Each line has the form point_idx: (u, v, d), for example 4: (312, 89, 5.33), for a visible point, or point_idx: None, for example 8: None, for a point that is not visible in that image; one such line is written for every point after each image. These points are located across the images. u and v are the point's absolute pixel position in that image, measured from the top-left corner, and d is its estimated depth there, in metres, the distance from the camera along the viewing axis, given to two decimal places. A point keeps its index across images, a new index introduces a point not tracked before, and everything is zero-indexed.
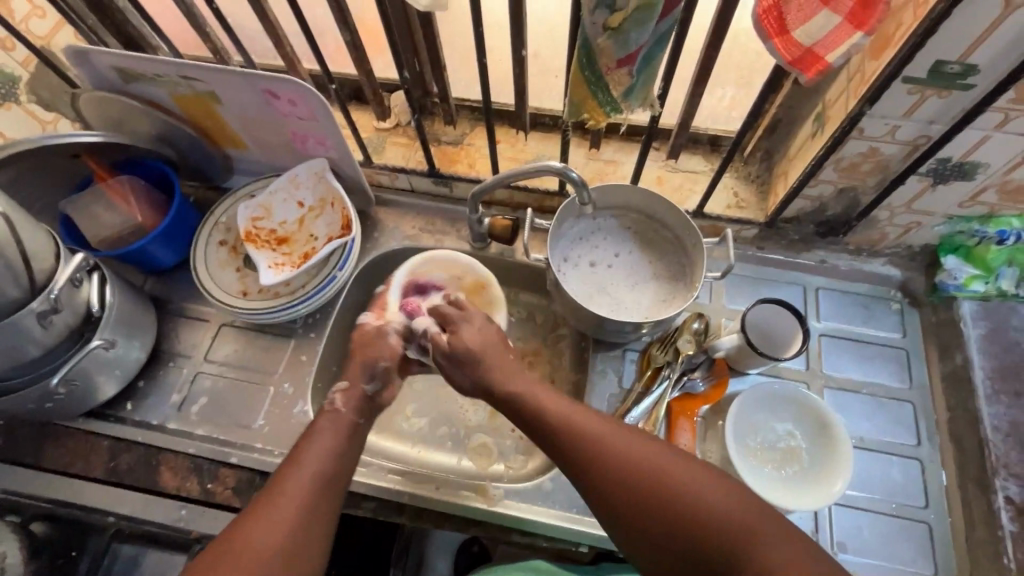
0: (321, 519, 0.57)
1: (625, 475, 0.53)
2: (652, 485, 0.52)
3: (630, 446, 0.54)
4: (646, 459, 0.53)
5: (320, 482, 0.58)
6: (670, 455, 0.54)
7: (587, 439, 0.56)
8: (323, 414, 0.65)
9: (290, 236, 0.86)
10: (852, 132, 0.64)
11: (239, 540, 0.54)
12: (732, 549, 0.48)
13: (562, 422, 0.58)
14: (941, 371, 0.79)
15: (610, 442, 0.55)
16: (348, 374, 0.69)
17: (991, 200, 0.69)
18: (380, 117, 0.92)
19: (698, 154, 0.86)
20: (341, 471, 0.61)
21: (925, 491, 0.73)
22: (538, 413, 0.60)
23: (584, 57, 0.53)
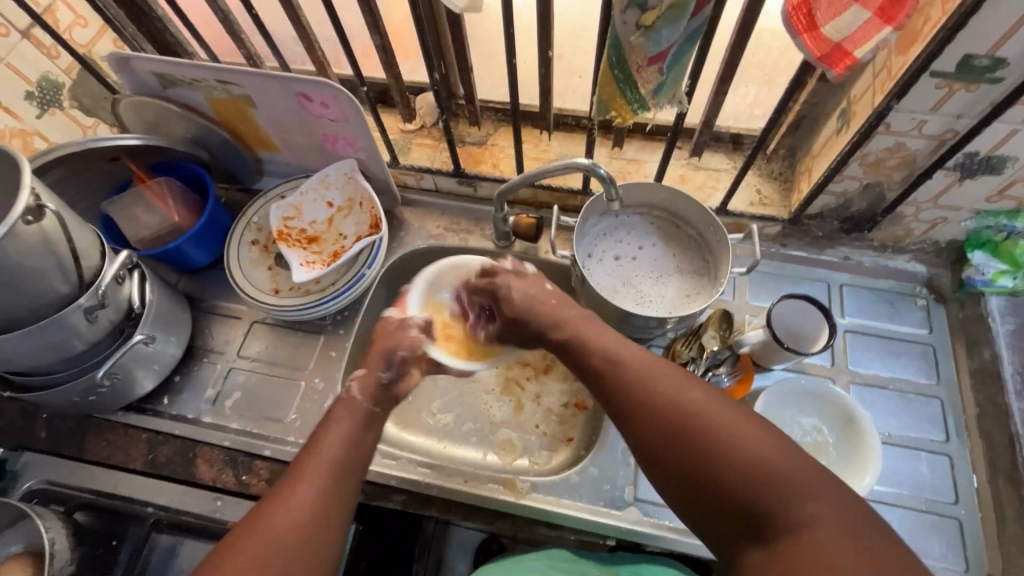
0: (336, 507, 0.57)
1: (663, 413, 0.53)
2: (692, 424, 0.51)
3: (670, 387, 0.54)
4: (690, 410, 0.52)
5: (336, 471, 0.58)
6: (711, 399, 0.53)
7: (629, 378, 0.57)
8: (337, 404, 0.64)
9: (319, 235, 0.88)
10: (879, 127, 0.65)
11: (257, 526, 0.53)
12: (769, 495, 0.47)
13: (609, 360, 0.59)
14: (968, 367, 0.79)
15: (652, 380, 0.55)
16: (367, 361, 0.69)
17: (1019, 194, 0.69)
18: (406, 119, 0.94)
19: (721, 152, 0.87)
20: (356, 461, 0.60)
21: (955, 486, 0.73)
22: (588, 350, 0.62)
23: (615, 56, 0.55)
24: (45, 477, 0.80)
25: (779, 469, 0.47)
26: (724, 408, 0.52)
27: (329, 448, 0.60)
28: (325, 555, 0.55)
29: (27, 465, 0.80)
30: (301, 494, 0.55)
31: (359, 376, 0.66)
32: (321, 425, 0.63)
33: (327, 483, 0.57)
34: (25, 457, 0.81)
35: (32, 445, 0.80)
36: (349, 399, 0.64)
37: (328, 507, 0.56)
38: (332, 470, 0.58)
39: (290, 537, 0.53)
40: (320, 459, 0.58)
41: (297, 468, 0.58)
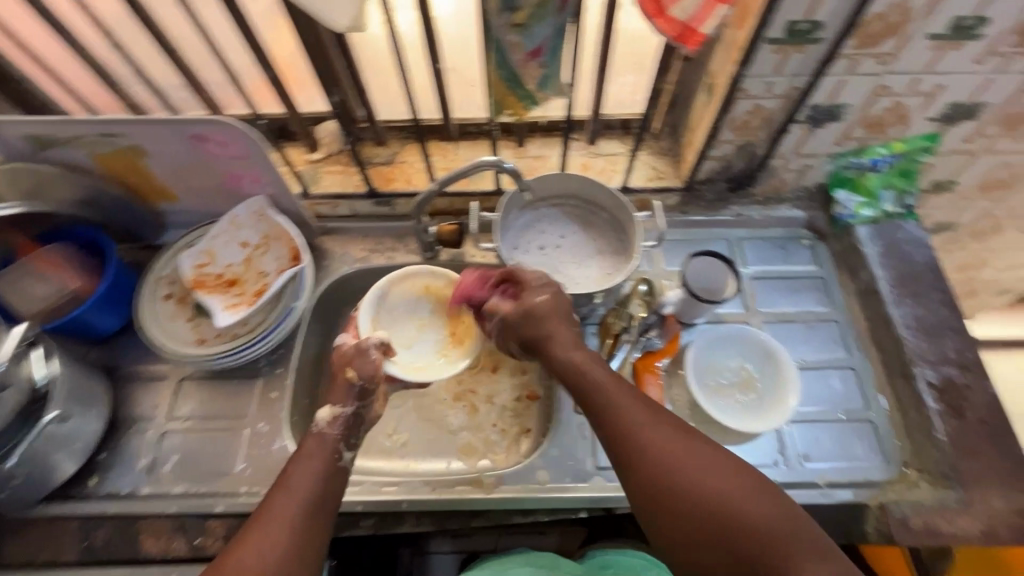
0: (310, 539, 0.58)
1: (699, 512, 0.53)
2: (689, 488, 0.55)
3: (670, 440, 0.58)
4: (679, 450, 0.57)
5: (299, 510, 0.59)
6: (708, 455, 0.57)
7: (625, 419, 0.61)
8: (306, 440, 0.66)
9: (238, 277, 0.85)
10: (737, 93, 0.74)
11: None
12: (768, 546, 0.50)
13: (645, 445, 0.58)
14: (854, 290, 0.90)
15: (690, 481, 0.55)
16: (332, 394, 0.71)
17: (860, 134, 0.81)
18: (311, 149, 0.94)
19: (614, 138, 0.95)
20: (327, 494, 0.62)
21: (863, 393, 0.83)
22: (622, 419, 0.61)
23: (498, 57, 0.59)
24: None
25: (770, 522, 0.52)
26: (731, 478, 0.55)
27: (300, 481, 0.61)
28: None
29: None
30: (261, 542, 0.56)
31: (320, 415, 0.68)
32: (291, 461, 0.64)
33: (298, 519, 0.58)
34: None
35: None
36: (317, 434, 0.66)
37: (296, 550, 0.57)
38: (294, 511, 0.59)
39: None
40: (284, 501, 0.59)
41: (265, 506, 0.59)
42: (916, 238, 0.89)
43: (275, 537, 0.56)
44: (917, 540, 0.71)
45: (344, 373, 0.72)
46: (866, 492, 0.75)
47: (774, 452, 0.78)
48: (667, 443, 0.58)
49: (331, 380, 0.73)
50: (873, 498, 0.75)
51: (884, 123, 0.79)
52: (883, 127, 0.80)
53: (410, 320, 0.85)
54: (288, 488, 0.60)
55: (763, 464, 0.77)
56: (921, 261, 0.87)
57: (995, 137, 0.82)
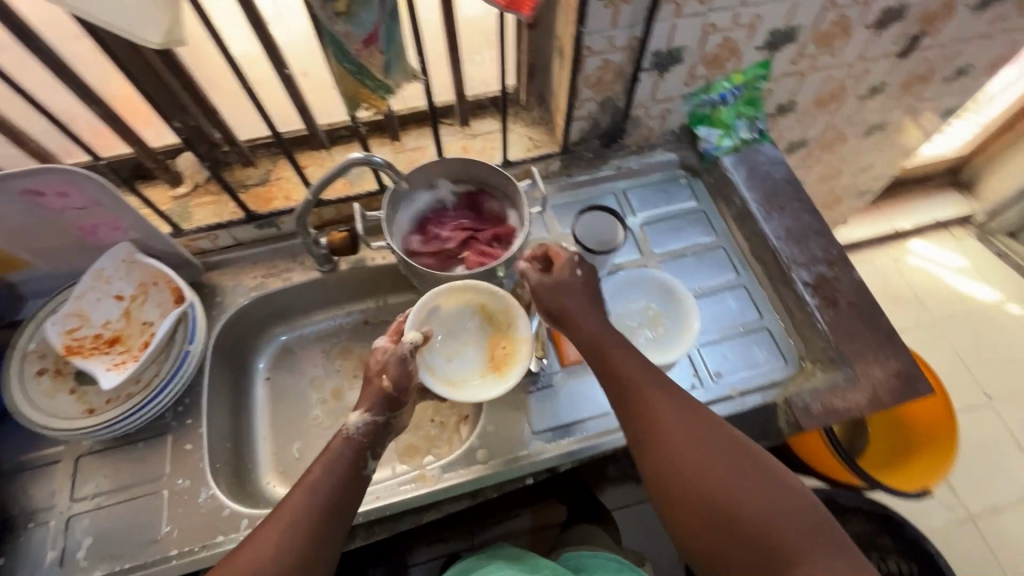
0: (319, 546, 0.57)
1: (715, 508, 0.57)
2: (706, 498, 0.57)
3: (693, 435, 0.61)
4: (700, 452, 0.60)
5: (317, 509, 0.58)
6: (722, 451, 0.59)
7: (654, 420, 0.63)
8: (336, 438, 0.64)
9: (120, 334, 0.79)
10: (584, 51, 0.77)
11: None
12: (772, 540, 0.54)
13: (663, 439, 0.61)
14: (731, 216, 0.97)
15: (696, 460, 0.59)
16: (363, 398, 0.67)
17: (702, 72, 0.87)
18: (173, 184, 0.88)
19: (486, 116, 0.96)
20: (344, 500, 0.60)
21: (754, 305, 0.90)
22: (653, 416, 0.63)
23: (336, 50, 0.58)
24: None
25: (776, 518, 0.55)
26: (746, 482, 0.57)
27: (318, 480, 0.60)
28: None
29: None
30: (272, 538, 0.56)
31: (352, 418, 0.66)
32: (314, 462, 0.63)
33: (311, 520, 0.58)
34: None
35: None
36: (344, 436, 0.64)
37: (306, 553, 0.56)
38: (312, 511, 0.58)
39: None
40: (299, 500, 0.58)
41: (284, 502, 0.59)
42: (773, 158, 0.98)
43: (285, 536, 0.56)
44: (821, 421, 0.79)
45: (378, 380, 0.67)
46: (773, 391, 0.83)
47: (690, 377, 0.83)
48: (696, 460, 0.59)
49: (363, 384, 0.68)
50: (779, 395, 0.82)
51: (720, 59, 0.86)
52: (720, 62, 0.87)
53: (457, 334, 0.80)
54: (306, 487, 0.60)
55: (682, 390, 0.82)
56: (780, 177, 0.96)
57: (814, 55, 0.91)
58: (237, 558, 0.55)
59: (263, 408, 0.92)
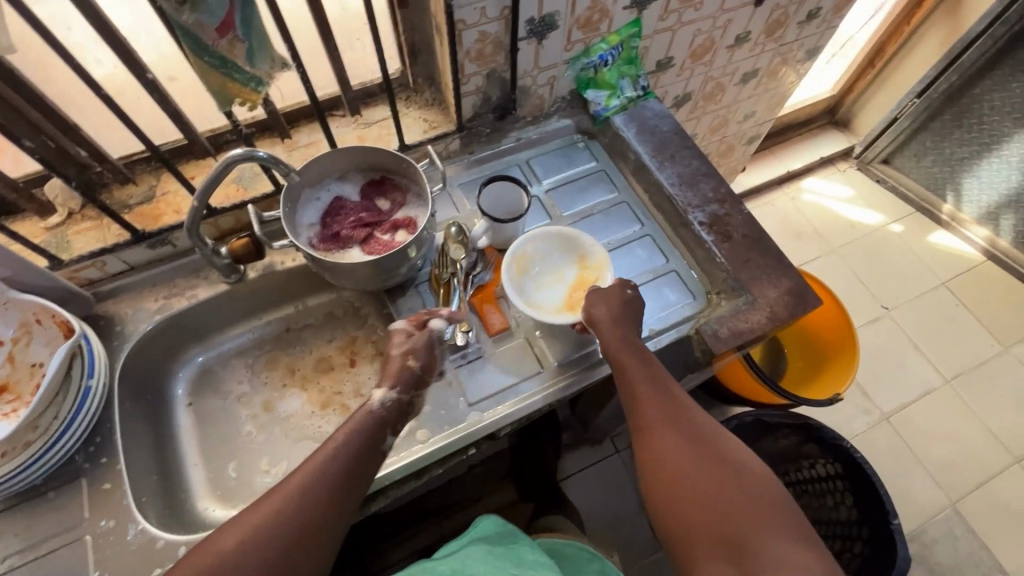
0: (327, 516, 0.59)
1: (689, 498, 0.63)
2: (687, 483, 0.64)
3: (695, 465, 0.65)
4: (681, 445, 0.67)
5: (338, 473, 0.61)
6: (716, 468, 0.64)
7: (652, 409, 0.71)
8: (365, 406, 0.68)
9: (7, 381, 0.74)
10: (459, 25, 0.78)
11: (243, 517, 0.58)
12: (737, 529, 0.59)
13: (657, 432, 0.69)
14: (629, 171, 1.02)
15: (689, 469, 0.65)
16: (390, 374, 0.70)
17: (579, 36, 0.91)
18: (43, 214, 0.81)
19: (378, 104, 0.96)
20: (358, 474, 0.63)
21: (660, 251, 0.96)
22: (647, 406, 0.71)
23: (192, 45, 0.57)
24: None
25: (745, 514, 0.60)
26: (727, 480, 0.63)
27: (341, 449, 0.63)
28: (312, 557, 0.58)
29: None
30: (297, 489, 0.59)
31: (377, 391, 0.68)
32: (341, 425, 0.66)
33: (326, 488, 0.60)
34: None
35: None
36: (368, 408, 0.67)
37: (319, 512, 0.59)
38: (334, 472, 0.61)
39: (269, 534, 0.56)
40: (324, 463, 0.62)
41: (306, 464, 0.62)
42: (659, 112, 1.03)
43: (296, 507, 0.58)
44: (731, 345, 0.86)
45: (407, 359, 0.71)
46: (686, 326, 0.88)
47: None
48: (683, 444, 0.67)
49: (387, 360, 0.72)
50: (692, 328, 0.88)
51: (592, 22, 0.89)
52: (594, 25, 0.90)
53: (559, 270, 0.86)
54: (327, 453, 0.63)
55: None
56: (667, 129, 1.02)
57: (679, 10, 0.97)
58: (233, 530, 0.57)
59: (190, 434, 0.88)
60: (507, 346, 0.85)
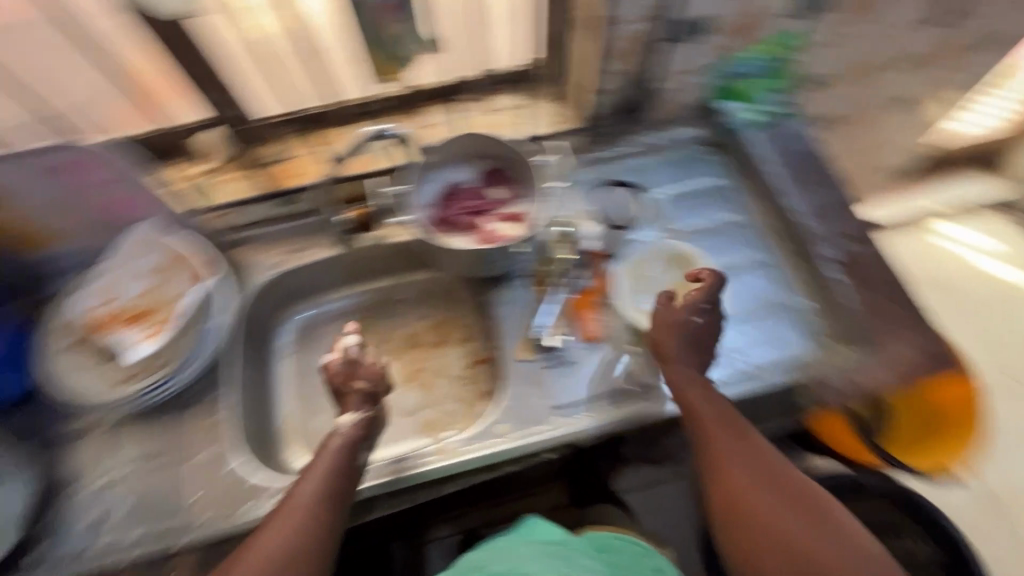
0: (310, 544, 0.60)
1: (784, 554, 0.58)
2: (777, 540, 0.59)
3: (784, 516, 0.60)
4: (768, 494, 0.62)
5: (319, 498, 0.62)
6: (807, 520, 0.60)
7: (729, 459, 0.65)
8: (332, 435, 0.68)
9: (149, 308, 0.82)
10: (607, 20, 0.76)
11: (229, 569, 0.58)
12: None
13: (733, 484, 0.63)
14: (754, 193, 0.96)
15: (776, 523, 0.59)
16: (348, 404, 0.70)
17: (727, 43, 0.86)
18: (198, 160, 0.91)
19: (506, 93, 0.96)
20: (339, 492, 0.64)
21: (778, 282, 0.89)
22: (721, 454, 0.65)
23: None
24: None
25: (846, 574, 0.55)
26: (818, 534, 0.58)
27: (317, 473, 0.64)
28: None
29: None
30: (287, 529, 0.60)
31: (342, 417, 0.69)
32: (314, 458, 0.66)
33: (303, 518, 0.61)
34: None
35: None
36: (337, 434, 0.68)
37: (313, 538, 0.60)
38: (309, 499, 0.62)
39: (267, 567, 0.57)
40: (303, 488, 0.63)
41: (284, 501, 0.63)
42: (798, 134, 0.96)
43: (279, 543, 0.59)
44: (845, 395, 0.82)
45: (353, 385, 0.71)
46: (796, 368, 0.81)
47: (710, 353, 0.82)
48: (770, 494, 0.62)
49: (339, 397, 0.72)
50: (802, 372, 0.81)
51: (745, 29, 0.84)
52: (746, 32, 0.85)
53: (667, 285, 0.85)
54: (309, 475, 0.64)
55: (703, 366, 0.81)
56: (805, 153, 0.94)
57: None
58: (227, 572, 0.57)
59: (287, 383, 0.94)
60: (598, 355, 0.83)
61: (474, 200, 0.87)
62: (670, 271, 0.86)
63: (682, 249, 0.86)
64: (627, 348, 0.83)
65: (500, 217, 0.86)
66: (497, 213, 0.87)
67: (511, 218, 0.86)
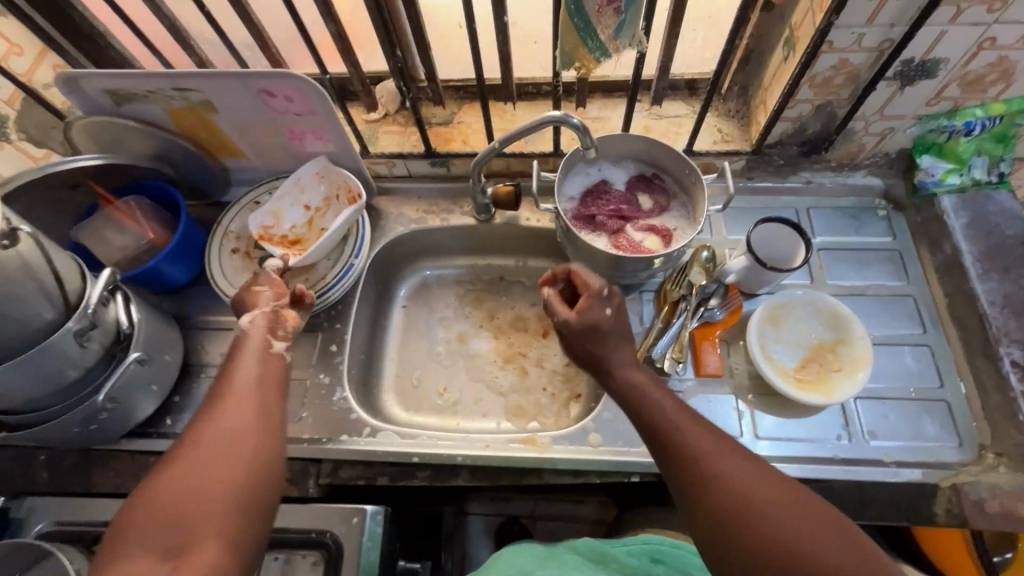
0: (252, 442, 0.56)
1: (783, 558, 0.48)
2: (769, 540, 0.49)
3: (776, 509, 0.51)
4: (758, 485, 0.53)
5: (252, 395, 0.60)
6: (803, 508, 0.51)
7: (704, 454, 0.56)
8: (239, 336, 0.67)
9: (302, 237, 0.87)
10: (823, 46, 0.69)
11: (153, 483, 0.51)
12: None
13: (715, 479, 0.54)
14: (933, 265, 0.84)
15: (770, 518, 0.50)
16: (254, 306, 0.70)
17: (954, 93, 0.75)
18: (369, 108, 0.94)
19: (679, 99, 0.91)
20: (270, 395, 0.61)
21: (938, 372, 0.78)
22: (692, 451, 0.56)
23: (573, 4, 0.58)
24: (55, 517, 0.75)
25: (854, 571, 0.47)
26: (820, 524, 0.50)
27: (243, 376, 0.62)
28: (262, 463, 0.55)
29: (32, 510, 0.75)
30: (232, 409, 0.58)
31: (248, 317, 0.69)
32: (226, 362, 0.64)
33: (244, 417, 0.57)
34: (27, 503, 0.76)
35: (35, 489, 0.78)
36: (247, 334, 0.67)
37: (262, 420, 0.58)
38: (251, 384, 0.61)
39: (204, 468, 0.52)
40: (240, 384, 0.60)
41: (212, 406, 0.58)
42: (1009, 210, 0.82)
43: (215, 445, 0.54)
44: (994, 524, 0.68)
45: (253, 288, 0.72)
46: (937, 473, 0.72)
47: (838, 428, 0.75)
48: (755, 483, 0.53)
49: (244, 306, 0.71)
50: (944, 479, 0.71)
51: (984, 81, 0.72)
52: (983, 85, 0.73)
53: (807, 341, 0.79)
54: (230, 379, 0.61)
55: (826, 438, 0.74)
56: (1013, 234, 0.81)
57: None
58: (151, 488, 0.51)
59: (396, 332, 0.98)
60: (712, 394, 0.78)
61: (620, 204, 0.84)
62: (814, 326, 0.80)
63: (837, 305, 0.79)
64: (744, 395, 0.78)
65: (645, 228, 0.82)
66: (642, 223, 0.83)
67: (656, 231, 0.82)
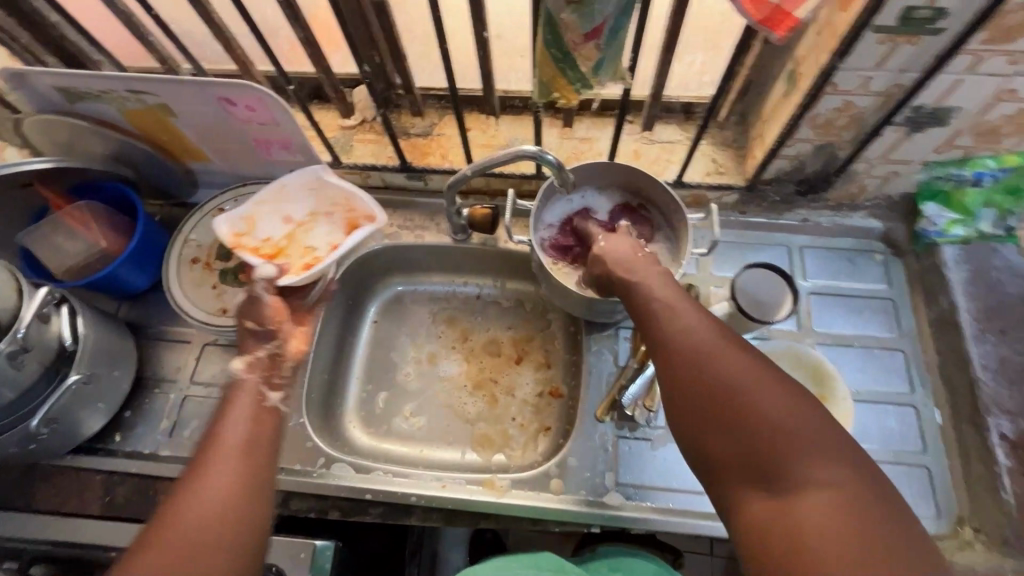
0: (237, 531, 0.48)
1: (730, 405, 0.48)
2: (719, 384, 0.49)
3: (747, 380, 0.49)
4: (738, 361, 0.50)
5: (244, 464, 0.52)
6: (780, 395, 0.48)
7: (689, 335, 0.54)
8: (230, 388, 0.59)
9: (281, 250, 0.81)
10: (827, 87, 0.63)
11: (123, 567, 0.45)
12: (782, 454, 0.45)
13: (696, 346, 0.53)
14: (928, 318, 0.80)
15: (733, 377, 0.49)
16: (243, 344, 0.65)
17: (966, 142, 0.69)
18: (345, 114, 0.89)
19: (673, 123, 0.85)
20: (264, 463, 0.53)
21: (921, 436, 0.74)
22: (681, 325, 0.55)
23: (549, 34, 0.52)
24: None
25: (796, 435, 0.46)
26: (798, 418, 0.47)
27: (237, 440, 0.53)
28: (247, 544, 0.48)
29: None
30: (217, 480, 0.50)
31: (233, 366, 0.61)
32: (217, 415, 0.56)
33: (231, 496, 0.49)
34: None
35: None
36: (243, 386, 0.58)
37: (250, 487, 0.51)
38: (240, 448, 0.53)
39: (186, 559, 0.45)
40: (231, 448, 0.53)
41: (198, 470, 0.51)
42: (1013, 267, 0.77)
43: (193, 524, 0.47)
44: None
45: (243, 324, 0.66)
46: None
47: None
48: (733, 360, 0.51)
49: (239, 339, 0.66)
50: None
51: (999, 133, 0.67)
52: (997, 136, 0.68)
53: None
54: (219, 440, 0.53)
55: None
56: (1014, 293, 0.76)
57: None
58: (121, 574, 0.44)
59: (364, 350, 0.94)
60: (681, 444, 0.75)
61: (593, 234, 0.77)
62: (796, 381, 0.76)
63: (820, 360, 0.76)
64: None
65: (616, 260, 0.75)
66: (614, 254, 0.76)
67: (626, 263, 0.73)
